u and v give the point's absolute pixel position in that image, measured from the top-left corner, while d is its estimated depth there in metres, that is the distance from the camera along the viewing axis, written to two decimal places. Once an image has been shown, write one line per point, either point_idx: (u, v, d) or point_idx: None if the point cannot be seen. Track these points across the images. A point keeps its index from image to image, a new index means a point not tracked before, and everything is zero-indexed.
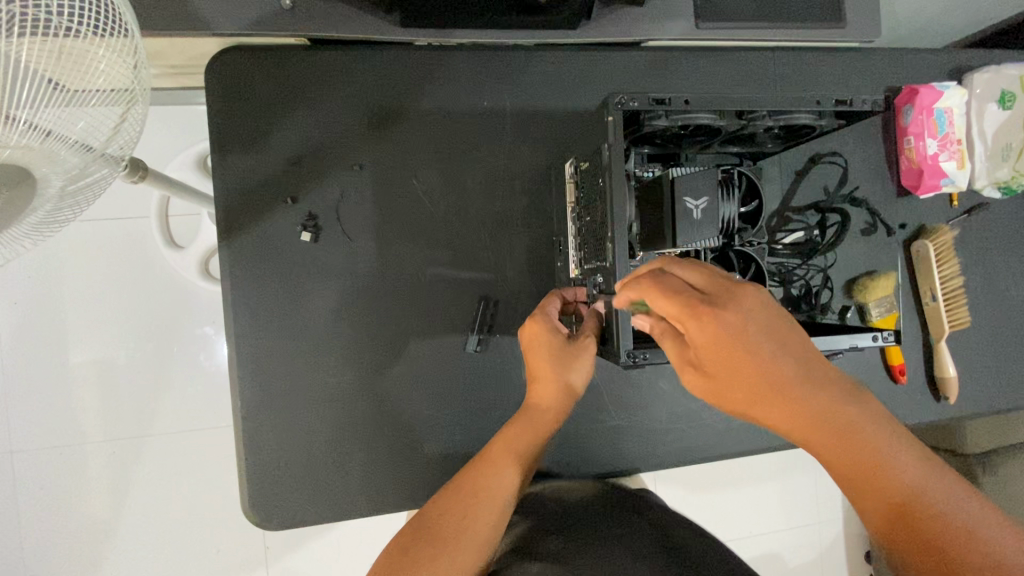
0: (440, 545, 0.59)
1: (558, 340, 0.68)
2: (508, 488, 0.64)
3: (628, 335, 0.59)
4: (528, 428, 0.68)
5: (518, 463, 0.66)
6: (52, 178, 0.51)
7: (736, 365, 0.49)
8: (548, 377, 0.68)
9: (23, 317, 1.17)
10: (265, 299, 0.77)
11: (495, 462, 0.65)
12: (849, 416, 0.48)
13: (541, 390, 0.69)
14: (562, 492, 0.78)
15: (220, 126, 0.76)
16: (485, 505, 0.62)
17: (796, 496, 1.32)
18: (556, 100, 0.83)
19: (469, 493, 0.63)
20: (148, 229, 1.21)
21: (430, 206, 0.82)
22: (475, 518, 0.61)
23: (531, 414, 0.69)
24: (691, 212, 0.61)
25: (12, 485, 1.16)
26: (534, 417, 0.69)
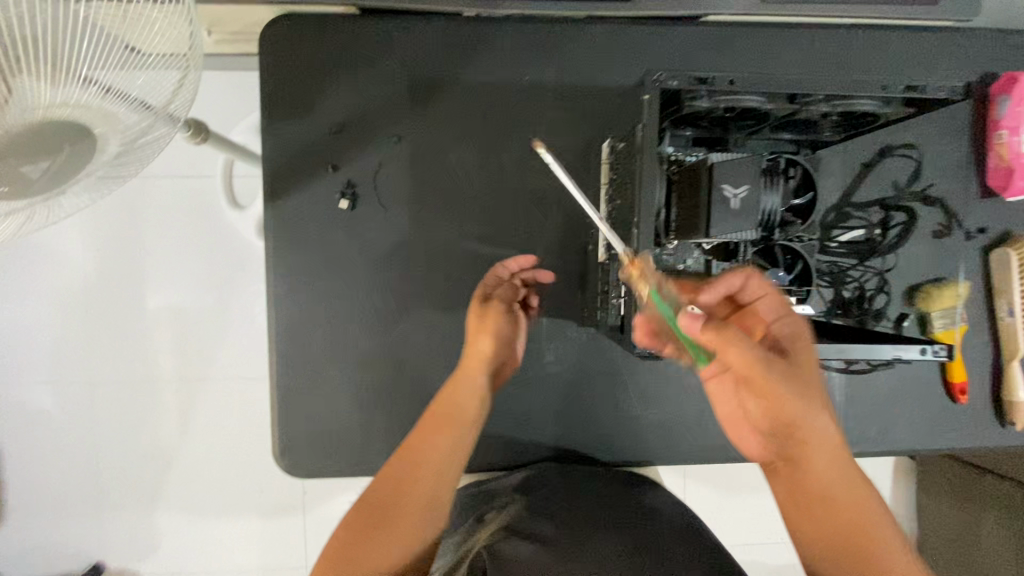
0: (390, 510, 0.60)
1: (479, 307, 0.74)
2: (449, 445, 0.66)
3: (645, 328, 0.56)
4: (465, 386, 0.70)
5: (458, 421, 0.68)
6: (110, 138, 0.55)
7: (796, 389, 0.56)
8: (486, 341, 0.71)
9: (102, 261, 1.28)
10: (304, 262, 0.80)
11: (439, 423, 0.67)
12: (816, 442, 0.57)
13: (479, 351, 0.71)
14: (549, 475, 0.78)
15: (270, 91, 0.79)
16: (430, 464, 0.64)
17: None
18: (601, 77, 0.80)
19: (415, 457, 0.64)
20: (212, 188, 1.29)
21: (465, 181, 0.82)
22: (422, 479, 0.63)
23: (465, 372, 0.71)
24: (727, 202, 0.57)
25: (89, 409, 1.30)
26: (467, 372, 0.71)
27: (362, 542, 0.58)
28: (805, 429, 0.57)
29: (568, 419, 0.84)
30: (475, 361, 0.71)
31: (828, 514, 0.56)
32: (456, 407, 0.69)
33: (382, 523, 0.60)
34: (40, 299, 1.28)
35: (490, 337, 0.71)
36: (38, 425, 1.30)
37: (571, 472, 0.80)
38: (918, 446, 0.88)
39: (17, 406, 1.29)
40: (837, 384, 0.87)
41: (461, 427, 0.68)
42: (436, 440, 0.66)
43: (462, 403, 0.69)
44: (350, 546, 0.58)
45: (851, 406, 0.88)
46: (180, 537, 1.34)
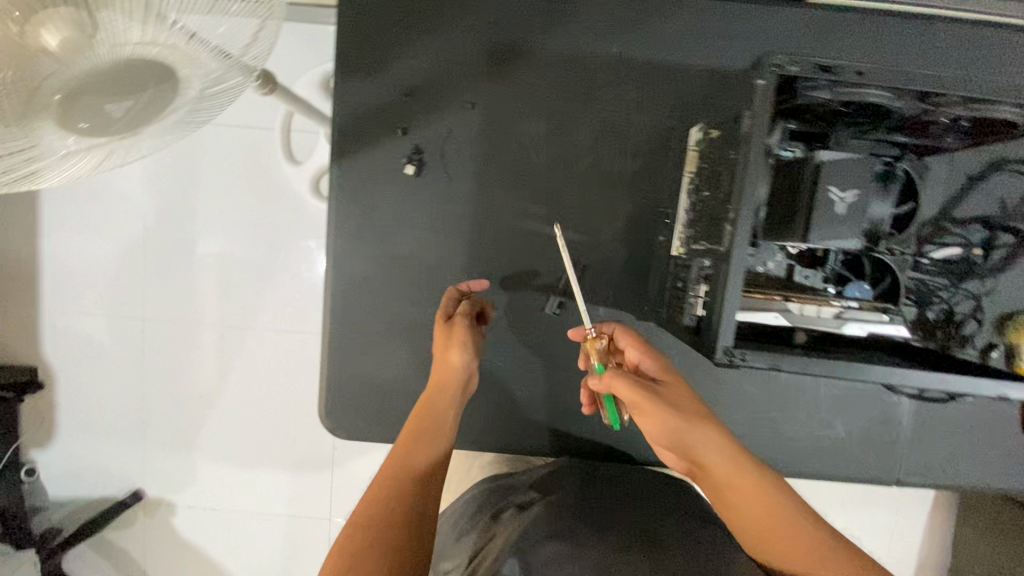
0: (384, 525, 0.63)
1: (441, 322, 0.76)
2: (424, 462, 0.69)
3: (728, 333, 0.52)
4: (442, 407, 0.73)
5: (430, 441, 0.71)
6: (192, 80, 0.53)
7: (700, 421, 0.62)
8: (456, 365, 0.73)
9: (162, 202, 1.31)
10: (364, 225, 0.79)
11: (420, 443, 0.70)
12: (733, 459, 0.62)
13: (450, 382, 0.73)
14: (567, 473, 0.78)
15: (345, 45, 0.76)
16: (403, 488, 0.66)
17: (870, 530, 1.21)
18: (693, 56, 0.75)
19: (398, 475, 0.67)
20: (271, 139, 1.29)
21: (535, 157, 0.78)
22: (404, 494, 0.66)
23: (435, 394, 0.73)
24: (833, 205, 0.53)
25: (140, 344, 1.35)
26: (438, 393, 0.73)
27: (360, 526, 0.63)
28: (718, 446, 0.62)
29: None
30: (448, 385, 0.73)
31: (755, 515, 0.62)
32: (430, 426, 0.72)
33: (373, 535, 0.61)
34: (103, 234, 1.32)
35: (461, 363, 0.73)
36: (93, 355, 1.36)
37: (591, 473, 0.78)
38: (983, 484, 0.83)
39: (75, 335, 1.35)
40: (905, 409, 0.82)
41: (434, 446, 0.71)
42: (411, 459, 0.69)
43: (437, 424, 0.72)
44: (347, 555, 0.60)
45: (916, 435, 0.82)
46: (215, 476, 1.39)
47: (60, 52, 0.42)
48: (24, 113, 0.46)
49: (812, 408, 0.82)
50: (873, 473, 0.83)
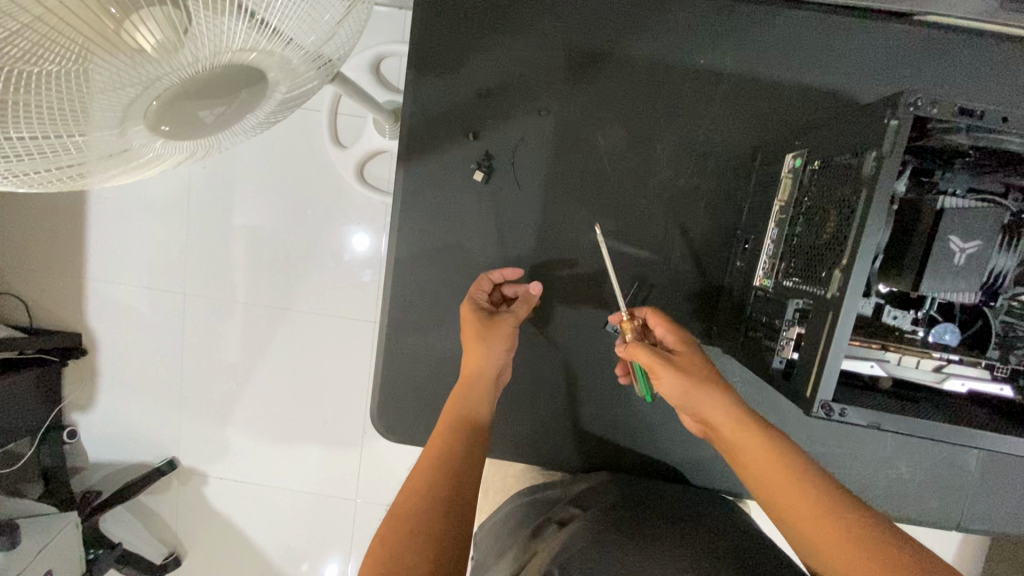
0: (433, 506, 0.57)
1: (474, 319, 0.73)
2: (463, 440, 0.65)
3: (829, 384, 0.48)
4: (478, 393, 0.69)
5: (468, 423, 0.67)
6: (280, 83, 0.52)
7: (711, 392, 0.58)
8: (493, 354, 0.69)
9: (211, 181, 1.31)
10: (427, 230, 0.77)
11: (459, 424, 0.66)
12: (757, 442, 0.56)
13: (486, 368, 0.69)
14: (612, 488, 0.74)
15: (420, 44, 0.73)
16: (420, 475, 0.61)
17: None
18: (785, 73, 0.71)
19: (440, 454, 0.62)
20: (320, 124, 1.28)
21: (608, 168, 0.75)
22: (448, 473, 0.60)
23: (471, 378, 0.70)
24: (952, 255, 0.49)
25: (184, 319, 1.37)
26: (473, 377, 0.70)
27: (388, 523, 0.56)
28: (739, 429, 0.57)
29: (671, 435, 0.80)
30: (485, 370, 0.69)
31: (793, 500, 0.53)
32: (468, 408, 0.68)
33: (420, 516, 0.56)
34: (151, 210, 1.33)
35: (499, 351, 0.70)
36: (137, 328, 1.38)
37: (638, 490, 0.74)
38: None
39: (120, 308, 1.37)
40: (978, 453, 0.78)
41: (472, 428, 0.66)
42: (448, 437, 0.64)
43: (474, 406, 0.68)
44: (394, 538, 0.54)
45: (987, 480, 0.79)
46: (250, 453, 1.41)
47: (156, 52, 0.40)
48: (121, 118, 0.44)
49: (877, 445, 0.79)
50: (937, 515, 0.80)
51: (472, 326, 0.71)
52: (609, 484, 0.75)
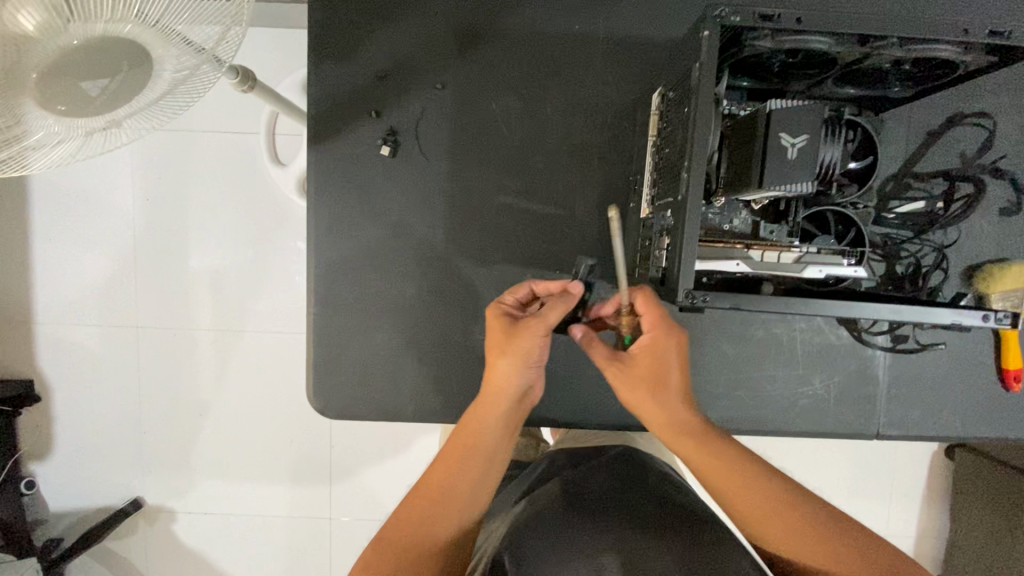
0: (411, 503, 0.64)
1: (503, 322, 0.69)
2: (484, 454, 0.65)
3: (688, 272, 0.54)
4: (495, 410, 0.66)
5: (491, 440, 0.66)
6: (166, 64, 0.55)
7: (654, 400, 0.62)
8: (515, 371, 0.66)
9: (153, 209, 1.33)
10: (343, 207, 0.81)
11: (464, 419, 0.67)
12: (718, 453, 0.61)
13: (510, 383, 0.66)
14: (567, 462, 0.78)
15: (317, 35, 0.79)
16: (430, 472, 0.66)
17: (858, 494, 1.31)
18: (652, 29, 0.78)
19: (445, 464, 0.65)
20: (256, 142, 1.32)
21: (506, 133, 0.81)
22: (460, 483, 0.64)
23: (489, 395, 0.66)
24: (784, 151, 0.55)
25: (136, 348, 1.36)
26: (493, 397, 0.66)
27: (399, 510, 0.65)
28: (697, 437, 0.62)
29: (599, 379, 0.84)
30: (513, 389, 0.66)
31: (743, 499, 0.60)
32: (483, 426, 0.66)
33: (426, 519, 0.62)
34: (93, 241, 1.34)
35: (512, 365, 0.66)
36: (86, 361, 1.37)
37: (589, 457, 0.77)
38: (964, 432, 0.84)
39: (68, 342, 1.36)
40: (882, 362, 0.84)
41: (495, 442, 0.66)
42: (471, 453, 0.65)
43: (489, 423, 0.66)
44: (401, 529, 0.62)
45: (894, 388, 0.84)
46: (216, 479, 1.39)
47: (39, 32, 0.47)
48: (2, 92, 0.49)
49: (790, 365, 0.83)
50: (856, 426, 0.84)
51: (496, 332, 0.68)
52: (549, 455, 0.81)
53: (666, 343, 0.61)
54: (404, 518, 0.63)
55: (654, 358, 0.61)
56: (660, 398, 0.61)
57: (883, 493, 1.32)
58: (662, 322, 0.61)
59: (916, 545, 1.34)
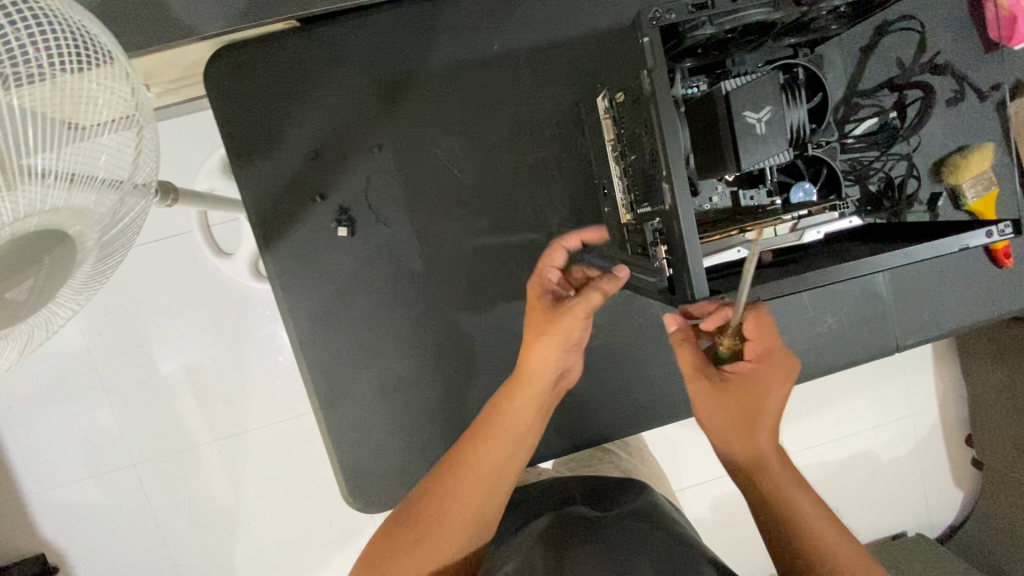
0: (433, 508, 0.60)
1: (541, 304, 0.69)
2: (484, 477, 0.61)
3: (696, 256, 0.52)
4: (498, 441, 0.63)
5: (495, 475, 0.62)
6: (87, 232, 0.51)
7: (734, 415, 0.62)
8: (550, 354, 0.65)
9: (110, 345, 1.24)
10: (318, 301, 0.77)
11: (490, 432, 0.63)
12: (785, 479, 0.60)
13: (541, 369, 0.65)
14: (543, 497, 0.73)
15: (233, 134, 0.74)
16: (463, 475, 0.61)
17: (872, 391, 1.40)
18: (572, 28, 0.75)
19: (444, 492, 0.60)
20: (195, 243, 1.24)
21: (458, 175, 0.77)
22: (454, 514, 0.59)
23: (495, 424, 0.64)
24: (753, 127, 0.54)
25: (140, 491, 1.27)
26: (501, 423, 0.64)
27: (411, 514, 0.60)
28: (773, 459, 0.61)
29: (627, 387, 0.82)
30: (520, 411, 0.65)
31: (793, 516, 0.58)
32: (484, 461, 0.62)
33: (412, 546, 0.58)
34: (57, 399, 1.24)
35: (551, 350, 0.65)
36: (93, 521, 1.28)
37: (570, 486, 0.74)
38: (974, 319, 0.87)
39: (68, 510, 1.27)
40: (882, 280, 0.85)
41: (497, 477, 0.62)
42: (470, 484, 0.61)
43: (490, 458, 0.62)
44: (389, 550, 0.58)
45: (900, 300, 0.85)
46: None
47: None
48: None
49: (801, 312, 0.84)
50: (876, 347, 0.86)
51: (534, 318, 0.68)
52: (566, 481, 0.76)
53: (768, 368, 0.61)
54: (393, 541, 0.59)
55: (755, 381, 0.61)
56: (754, 423, 0.61)
57: (894, 377, 1.41)
58: (768, 349, 0.61)
59: (940, 414, 1.43)
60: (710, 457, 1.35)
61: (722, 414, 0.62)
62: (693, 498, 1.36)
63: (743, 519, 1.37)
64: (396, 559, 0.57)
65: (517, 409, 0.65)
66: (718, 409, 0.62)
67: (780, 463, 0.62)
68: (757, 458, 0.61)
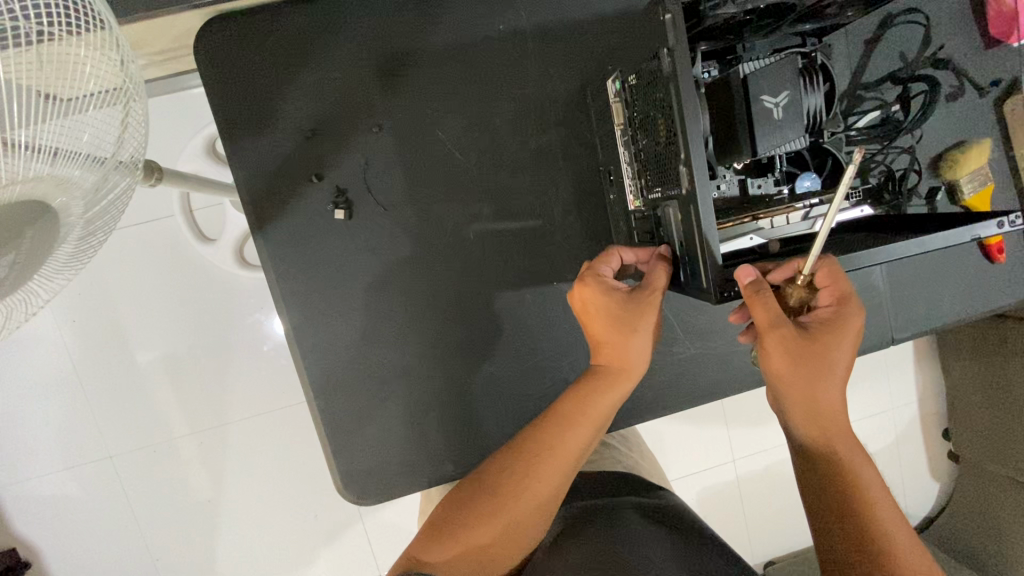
0: (513, 487, 0.58)
1: (615, 299, 0.59)
2: (567, 464, 0.59)
3: (714, 241, 0.51)
4: (585, 431, 0.59)
5: (571, 465, 0.59)
6: (72, 206, 0.49)
7: (813, 371, 0.56)
8: (644, 347, 0.60)
9: (86, 332, 1.19)
10: (313, 287, 0.74)
11: (574, 419, 0.59)
12: (846, 440, 0.58)
13: (637, 362, 0.61)
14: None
15: (224, 108, 0.70)
16: (546, 459, 0.58)
17: (858, 384, 1.43)
18: (580, 8, 0.73)
19: (517, 477, 0.58)
20: (177, 227, 1.19)
21: (459, 158, 0.75)
22: (525, 499, 0.58)
23: (582, 417, 0.59)
24: (770, 112, 0.53)
25: (117, 483, 1.23)
26: (585, 415, 0.59)
27: (489, 487, 0.58)
28: (837, 417, 0.58)
29: None
30: (609, 405, 0.60)
31: (846, 480, 0.56)
32: (562, 456, 0.59)
33: (480, 526, 0.57)
34: (30, 389, 1.18)
35: (648, 342, 0.60)
36: (66, 515, 1.23)
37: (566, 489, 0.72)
38: (967, 313, 0.88)
39: (41, 504, 1.22)
40: (880, 274, 0.85)
41: (572, 467, 0.60)
42: (546, 472, 0.58)
43: (574, 446, 0.59)
44: (455, 526, 0.57)
45: (896, 294, 0.86)
46: None
47: None
48: None
49: None
50: (872, 339, 0.86)
51: (607, 318, 0.59)
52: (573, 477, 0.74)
53: (844, 317, 0.56)
54: (459, 520, 0.58)
55: (834, 333, 0.56)
56: (825, 381, 0.57)
57: (879, 372, 1.43)
58: (845, 292, 0.56)
59: (922, 407, 1.46)
60: (700, 449, 1.36)
61: (796, 373, 0.56)
62: (682, 490, 1.36)
63: (731, 510, 1.38)
64: (463, 533, 0.57)
65: (608, 400, 0.60)
66: (790, 365, 0.56)
67: (845, 419, 0.59)
68: (823, 417, 0.58)
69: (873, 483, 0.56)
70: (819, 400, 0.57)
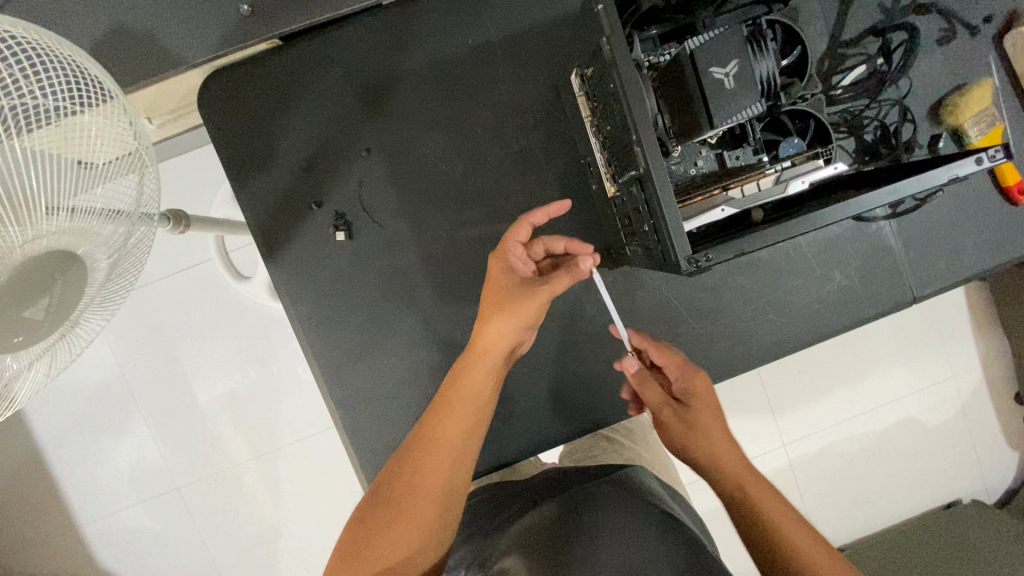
0: (426, 447, 0.60)
1: (507, 278, 0.65)
2: (473, 402, 0.63)
3: (675, 216, 0.52)
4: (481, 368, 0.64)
5: (476, 405, 0.63)
6: (97, 254, 0.56)
7: (699, 429, 0.65)
8: (509, 329, 0.64)
9: (145, 375, 1.30)
10: (325, 306, 0.79)
11: (467, 365, 0.65)
12: (762, 491, 0.61)
13: (495, 339, 0.65)
14: (526, 493, 0.67)
15: (228, 155, 0.77)
16: (445, 404, 0.62)
17: (907, 354, 1.35)
18: (544, 12, 0.76)
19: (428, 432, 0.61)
20: (216, 269, 1.29)
21: (446, 170, 0.79)
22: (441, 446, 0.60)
23: (455, 401, 0.63)
24: (721, 84, 0.54)
25: (185, 513, 1.32)
26: (479, 358, 0.65)
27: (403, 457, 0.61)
28: (744, 469, 0.63)
29: None
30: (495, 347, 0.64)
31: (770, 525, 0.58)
32: (464, 394, 0.63)
33: (403, 498, 0.58)
34: (104, 431, 1.30)
35: (506, 325, 0.64)
36: (144, 546, 1.33)
37: None
38: (994, 262, 0.83)
39: (122, 536, 1.33)
40: (890, 232, 0.82)
41: (479, 404, 0.64)
42: (453, 412, 0.62)
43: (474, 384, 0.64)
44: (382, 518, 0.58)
45: (911, 250, 0.83)
46: None
47: None
48: None
49: (806, 269, 0.82)
50: (890, 299, 0.83)
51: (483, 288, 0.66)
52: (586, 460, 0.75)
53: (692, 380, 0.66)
54: (387, 506, 0.58)
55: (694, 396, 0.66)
56: (714, 435, 0.64)
57: (929, 338, 1.35)
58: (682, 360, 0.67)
59: (984, 372, 1.36)
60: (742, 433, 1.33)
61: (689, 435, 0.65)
62: None
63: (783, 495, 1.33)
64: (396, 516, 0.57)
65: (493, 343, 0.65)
66: (687, 435, 0.65)
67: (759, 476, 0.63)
68: (731, 470, 0.63)
69: (795, 525, 0.58)
70: (717, 453, 0.63)
